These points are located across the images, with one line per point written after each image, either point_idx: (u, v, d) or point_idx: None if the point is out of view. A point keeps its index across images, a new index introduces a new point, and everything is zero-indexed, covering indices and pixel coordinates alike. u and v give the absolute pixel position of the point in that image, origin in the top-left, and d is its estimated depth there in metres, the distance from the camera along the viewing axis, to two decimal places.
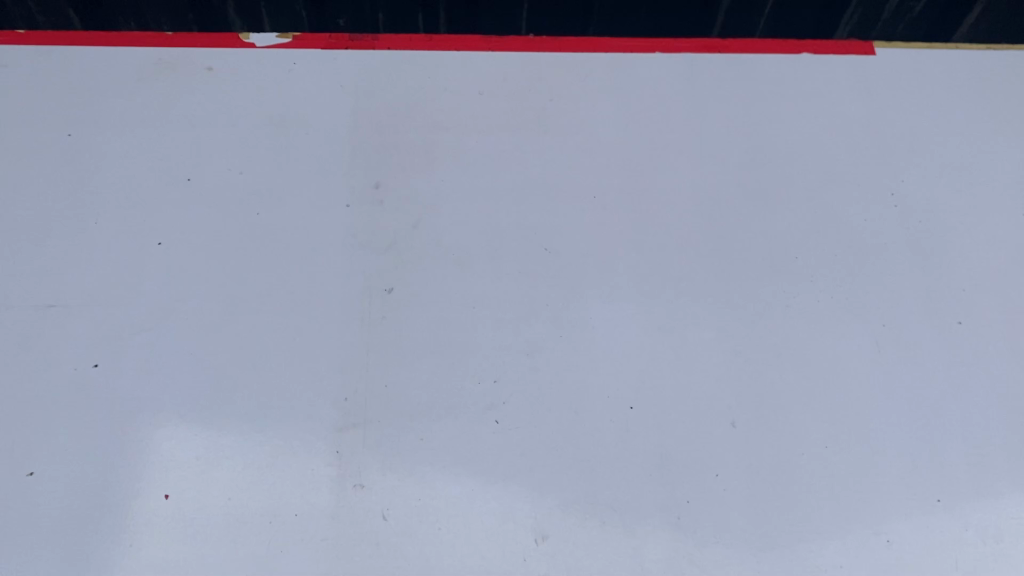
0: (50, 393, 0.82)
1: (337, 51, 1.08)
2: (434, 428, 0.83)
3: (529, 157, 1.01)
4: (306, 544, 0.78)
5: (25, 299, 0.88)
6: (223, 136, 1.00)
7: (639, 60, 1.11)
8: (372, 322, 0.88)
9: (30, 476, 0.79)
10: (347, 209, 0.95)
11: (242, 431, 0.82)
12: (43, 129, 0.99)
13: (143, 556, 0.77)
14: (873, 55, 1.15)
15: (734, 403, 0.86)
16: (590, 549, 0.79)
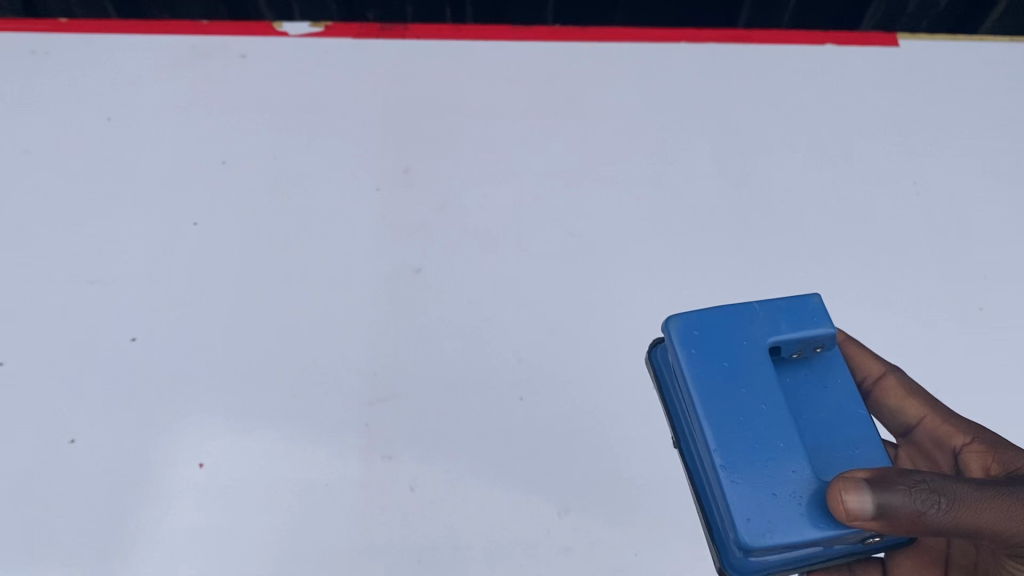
0: (90, 366, 0.85)
1: (368, 40, 1.10)
2: (461, 403, 0.85)
3: (554, 144, 1.03)
4: (335, 513, 0.80)
5: (65, 275, 0.91)
6: (256, 122, 1.02)
7: (664, 51, 1.12)
8: (402, 301, 0.91)
9: (71, 444, 0.82)
10: (377, 192, 0.98)
11: (274, 403, 0.84)
12: (83, 113, 1.02)
13: (177, 521, 0.79)
14: (897, 46, 1.16)
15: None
16: (614, 523, 0.81)
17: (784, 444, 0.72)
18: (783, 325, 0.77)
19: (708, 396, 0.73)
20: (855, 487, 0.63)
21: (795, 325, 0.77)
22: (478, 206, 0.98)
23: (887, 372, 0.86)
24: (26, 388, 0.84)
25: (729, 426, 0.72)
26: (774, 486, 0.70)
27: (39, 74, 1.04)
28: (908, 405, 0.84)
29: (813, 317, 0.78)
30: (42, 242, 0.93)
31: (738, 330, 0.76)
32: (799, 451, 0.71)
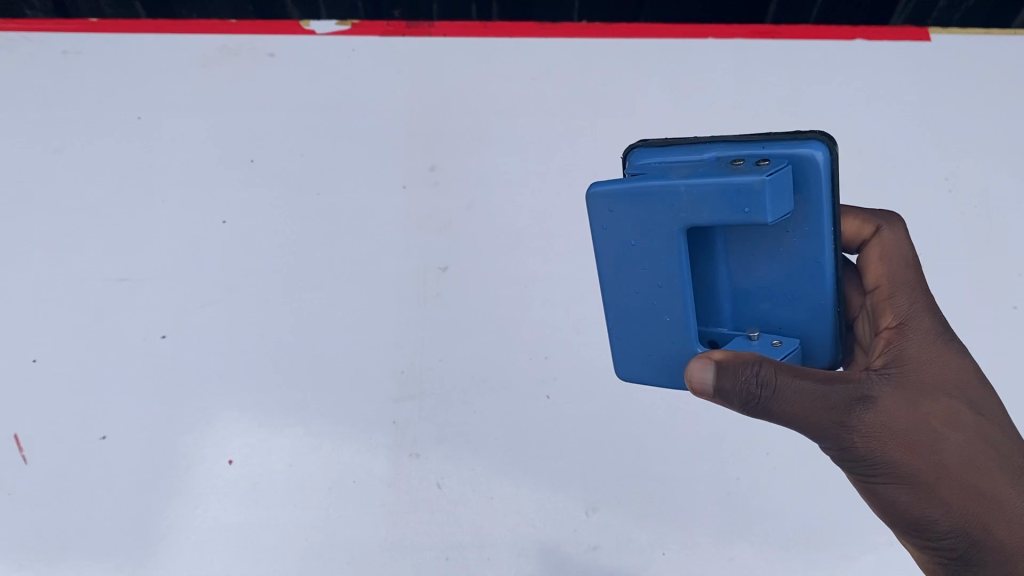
0: (120, 363, 0.86)
1: (395, 39, 1.09)
2: (486, 402, 0.85)
3: (581, 141, 1.03)
4: (364, 509, 0.80)
5: (96, 273, 0.92)
6: (284, 120, 1.03)
7: (690, 47, 1.11)
8: (429, 299, 0.91)
9: (102, 440, 0.82)
10: (404, 189, 0.98)
11: (301, 401, 0.85)
12: (113, 111, 1.03)
13: (207, 518, 0.80)
14: (929, 41, 1.14)
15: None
16: (641, 522, 0.81)
17: (668, 318, 0.72)
18: (706, 213, 0.65)
19: (608, 271, 0.72)
20: (703, 359, 0.67)
21: (720, 214, 0.65)
22: (504, 205, 0.98)
23: (879, 231, 0.81)
24: (58, 386, 0.85)
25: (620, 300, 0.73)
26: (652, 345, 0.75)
27: (68, 73, 1.05)
28: (871, 268, 0.80)
29: (742, 201, 0.63)
30: (74, 241, 0.93)
31: (652, 208, 0.67)
32: (682, 325, 0.72)
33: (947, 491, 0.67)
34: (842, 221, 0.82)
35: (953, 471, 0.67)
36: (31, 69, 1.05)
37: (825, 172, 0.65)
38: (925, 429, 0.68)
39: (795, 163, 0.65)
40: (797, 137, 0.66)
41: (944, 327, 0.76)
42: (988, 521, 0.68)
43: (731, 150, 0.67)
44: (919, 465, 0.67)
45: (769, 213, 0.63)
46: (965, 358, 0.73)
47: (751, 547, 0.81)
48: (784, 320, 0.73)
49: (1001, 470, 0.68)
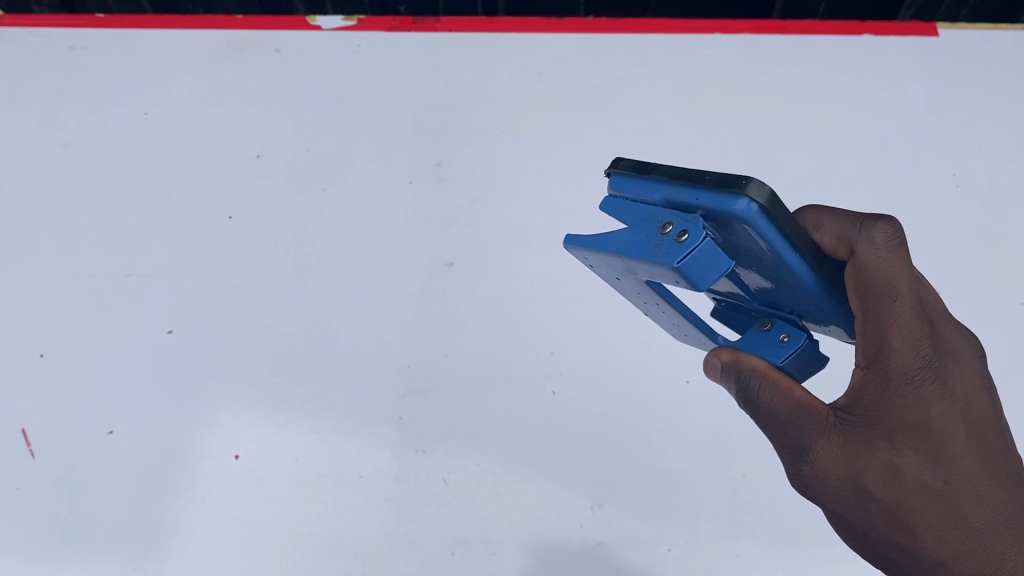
0: (127, 358, 0.86)
1: (401, 34, 1.10)
2: (492, 397, 0.85)
3: (587, 137, 1.03)
4: (369, 504, 0.80)
5: (103, 268, 0.92)
6: (290, 116, 1.03)
7: (697, 43, 1.11)
8: (435, 294, 0.91)
9: (109, 435, 0.83)
10: (409, 184, 0.98)
11: (307, 396, 0.85)
12: (120, 107, 1.03)
13: (213, 512, 0.80)
14: (937, 37, 1.14)
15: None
16: (646, 518, 0.81)
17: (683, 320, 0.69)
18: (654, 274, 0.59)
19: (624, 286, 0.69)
20: (718, 352, 0.66)
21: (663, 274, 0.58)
22: (510, 201, 0.98)
23: (852, 254, 0.61)
24: (65, 381, 0.85)
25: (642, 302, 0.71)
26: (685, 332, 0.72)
27: (75, 69, 1.05)
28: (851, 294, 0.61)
29: (672, 275, 0.57)
30: (81, 236, 0.94)
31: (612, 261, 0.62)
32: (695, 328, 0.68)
33: (894, 556, 0.60)
34: (817, 233, 0.63)
35: (895, 539, 0.59)
36: (38, 65, 1.05)
37: (761, 219, 0.55)
38: (861, 486, 0.59)
39: (727, 216, 0.55)
40: (724, 189, 0.55)
41: (942, 363, 0.59)
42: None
43: (670, 194, 0.58)
44: (862, 522, 0.60)
45: (702, 282, 0.56)
46: (952, 406, 0.59)
47: (757, 544, 0.81)
48: (799, 309, 0.65)
49: (950, 555, 0.58)
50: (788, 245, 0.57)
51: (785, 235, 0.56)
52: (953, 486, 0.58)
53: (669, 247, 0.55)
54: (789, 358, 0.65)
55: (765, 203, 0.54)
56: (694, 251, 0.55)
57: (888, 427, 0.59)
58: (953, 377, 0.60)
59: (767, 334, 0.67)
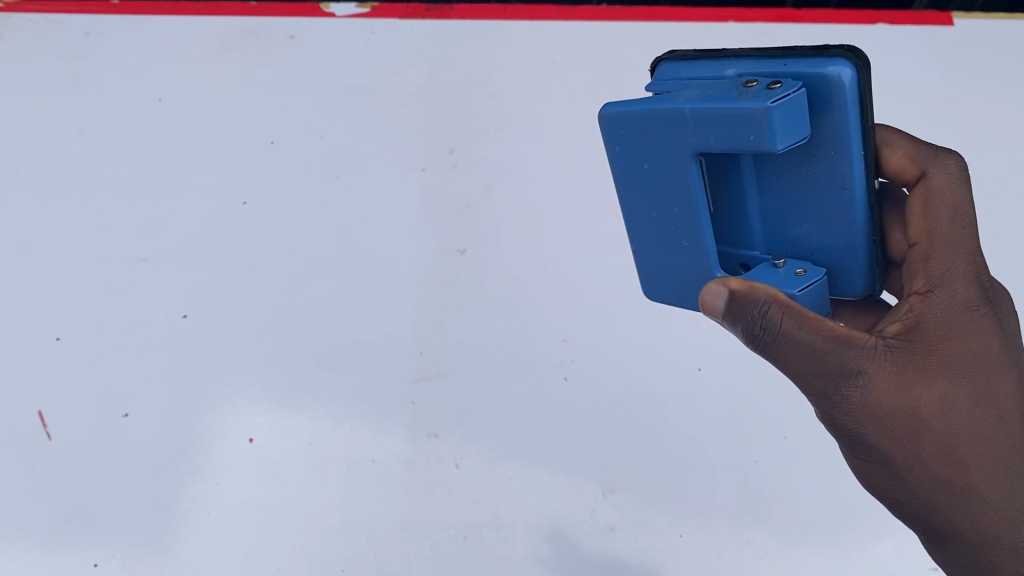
0: (142, 342, 0.87)
1: (415, 22, 1.09)
2: (505, 383, 0.86)
3: (601, 124, 1.03)
4: (383, 488, 0.81)
5: (118, 253, 0.92)
6: (303, 103, 1.03)
7: (713, 31, 1.11)
8: (447, 281, 0.91)
9: (124, 418, 0.83)
10: (423, 172, 0.98)
11: (320, 381, 0.85)
12: (136, 94, 1.03)
13: (228, 494, 0.81)
14: (951, 26, 1.13)
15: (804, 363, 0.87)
16: (658, 504, 0.81)
17: (687, 244, 0.63)
18: (714, 138, 0.55)
19: (633, 196, 0.63)
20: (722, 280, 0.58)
21: (726, 136, 0.54)
22: (523, 189, 0.98)
23: (924, 176, 0.63)
24: (81, 365, 0.86)
25: (642, 227, 0.64)
26: (676, 272, 0.65)
27: (91, 55, 1.05)
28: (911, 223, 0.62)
29: (747, 128, 0.53)
30: (97, 222, 0.94)
31: (659, 130, 0.57)
32: (704, 251, 0.62)
33: (927, 489, 0.60)
34: (885, 151, 0.64)
35: (936, 470, 0.59)
36: (52, 51, 1.05)
37: (852, 92, 0.53)
38: (913, 415, 0.58)
39: (814, 86, 0.53)
40: (820, 53, 0.53)
41: (995, 302, 0.61)
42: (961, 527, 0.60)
43: (747, 66, 0.56)
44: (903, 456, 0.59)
45: (779, 141, 0.53)
46: (1004, 343, 0.60)
47: (770, 531, 0.81)
48: (817, 246, 0.61)
49: (988, 486, 0.59)
50: (859, 135, 0.55)
51: (863, 119, 0.54)
52: (1001, 422, 0.59)
53: (760, 92, 0.52)
54: (806, 288, 0.60)
55: (861, 70, 0.53)
56: (788, 100, 0.52)
57: (948, 353, 0.58)
58: (1004, 318, 0.62)
59: (778, 271, 0.61)
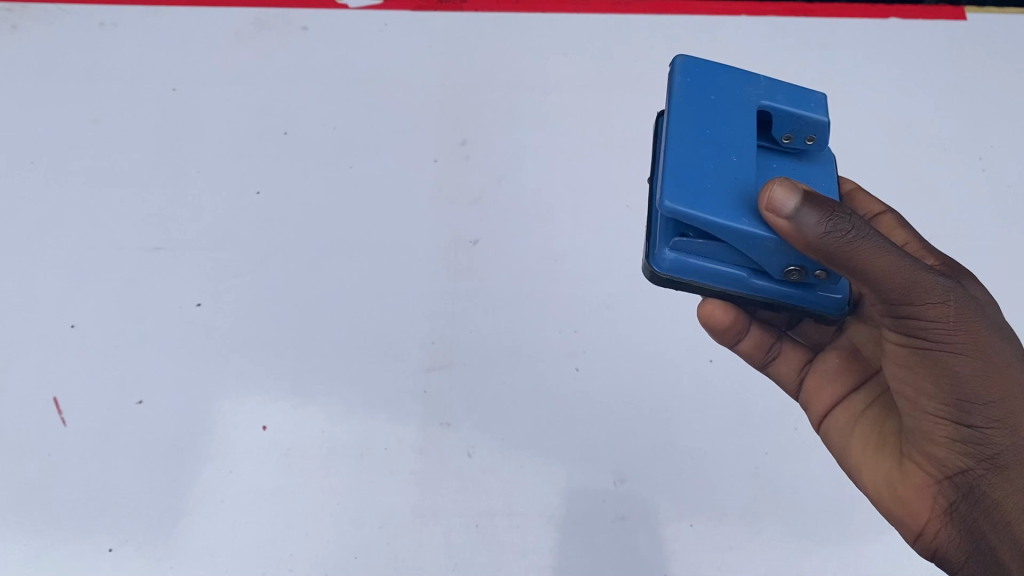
0: (157, 330, 0.88)
1: (427, 13, 1.10)
2: (516, 372, 0.86)
3: (614, 119, 1.03)
4: (395, 476, 0.81)
5: (132, 242, 0.93)
6: (314, 93, 1.03)
7: (722, 23, 1.11)
8: (459, 271, 0.91)
9: (139, 405, 0.84)
10: (435, 163, 0.98)
11: (333, 369, 0.86)
12: (152, 81, 1.04)
13: (241, 480, 0.81)
14: (966, 20, 1.13)
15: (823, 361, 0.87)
16: (669, 493, 0.82)
17: (734, 160, 0.64)
18: (780, 96, 0.68)
19: (687, 117, 0.66)
20: (790, 184, 0.60)
21: (792, 99, 0.68)
22: (535, 182, 0.98)
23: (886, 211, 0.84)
24: (95, 349, 0.86)
25: (690, 141, 0.64)
26: (714, 178, 0.63)
27: (106, 44, 1.06)
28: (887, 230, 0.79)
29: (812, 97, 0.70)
30: (112, 211, 0.95)
31: (734, 80, 0.69)
32: (750, 166, 0.64)
33: (1011, 376, 0.63)
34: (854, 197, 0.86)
35: (1012, 359, 0.63)
36: (69, 40, 1.06)
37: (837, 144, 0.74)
38: (982, 310, 0.63)
39: None
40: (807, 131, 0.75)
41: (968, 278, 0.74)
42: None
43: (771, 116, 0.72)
44: (986, 364, 0.62)
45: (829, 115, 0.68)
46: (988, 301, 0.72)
47: (779, 522, 0.81)
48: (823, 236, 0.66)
49: None
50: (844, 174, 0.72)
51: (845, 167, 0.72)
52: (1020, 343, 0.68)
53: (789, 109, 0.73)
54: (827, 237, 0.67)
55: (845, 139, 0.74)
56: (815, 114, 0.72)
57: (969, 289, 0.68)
58: None
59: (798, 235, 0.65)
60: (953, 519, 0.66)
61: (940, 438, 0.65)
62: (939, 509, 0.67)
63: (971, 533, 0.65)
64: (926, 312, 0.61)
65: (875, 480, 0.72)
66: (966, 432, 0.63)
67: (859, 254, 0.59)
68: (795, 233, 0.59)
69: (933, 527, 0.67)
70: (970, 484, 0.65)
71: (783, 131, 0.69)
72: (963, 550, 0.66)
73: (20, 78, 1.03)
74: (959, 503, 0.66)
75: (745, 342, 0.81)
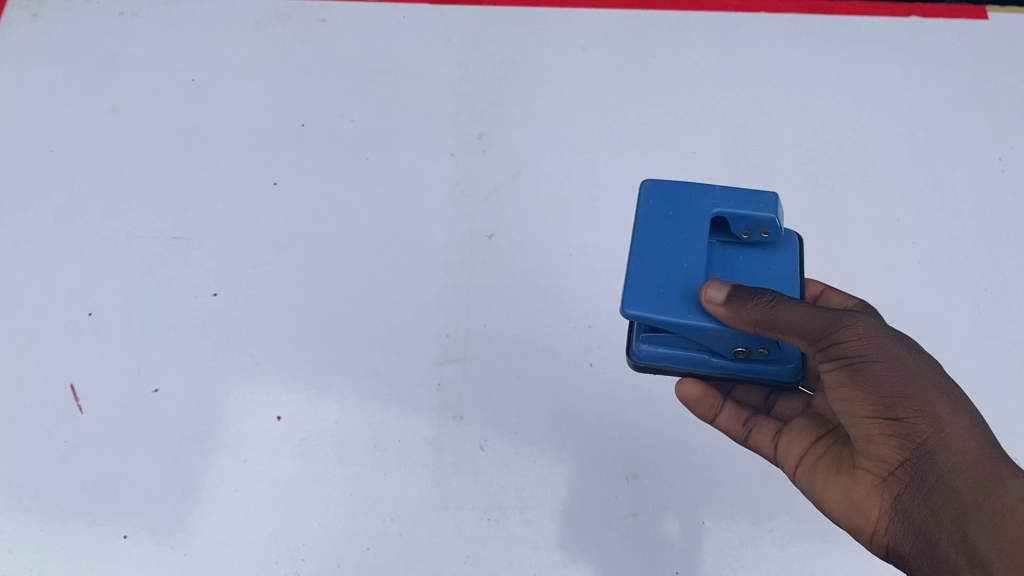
0: (174, 319, 0.88)
1: (446, 5, 1.09)
2: (530, 367, 0.86)
3: (630, 114, 1.03)
4: (408, 468, 0.81)
5: (150, 231, 0.93)
6: (332, 85, 1.04)
7: (740, 19, 1.11)
8: (474, 265, 0.92)
9: (155, 393, 0.84)
10: (452, 157, 0.99)
11: (348, 361, 0.86)
12: (171, 71, 1.04)
13: (255, 469, 0.81)
14: (986, 19, 1.12)
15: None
16: (680, 489, 0.82)
17: (685, 266, 0.64)
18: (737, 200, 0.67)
19: (639, 236, 0.66)
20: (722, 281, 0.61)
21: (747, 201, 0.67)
22: (550, 176, 0.98)
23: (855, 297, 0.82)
24: (111, 338, 0.87)
25: (640, 257, 0.65)
26: (665, 286, 0.63)
27: (125, 34, 1.07)
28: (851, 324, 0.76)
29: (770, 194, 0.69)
30: (130, 200, 0.95)
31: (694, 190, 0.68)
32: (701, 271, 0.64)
33: (928, 370, 0.61)
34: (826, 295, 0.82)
35: (926, 359, 0.62)
36: (90, 30, 1.07)
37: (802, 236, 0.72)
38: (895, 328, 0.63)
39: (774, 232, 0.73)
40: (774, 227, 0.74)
41: None
42: (970, 444, 0.59)
43: None
44: (903, 365, 0.60)
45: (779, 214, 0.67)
46: None
47: (791, 521, 0.81)
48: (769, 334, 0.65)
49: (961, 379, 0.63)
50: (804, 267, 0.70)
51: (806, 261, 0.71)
52: None
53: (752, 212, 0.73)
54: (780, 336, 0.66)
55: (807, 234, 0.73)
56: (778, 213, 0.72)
57: None
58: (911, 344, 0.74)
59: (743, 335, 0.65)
60: (899, 520, 0.61)
61: (875, 436, 0.61)
62: (886, 504, 0.62)
63: (915, 524, 0.60)
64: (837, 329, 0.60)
65: (835, 505, 0.67)
66: (894, 426, 0.60)
67: (777, 312, 0.59)
68: (734, 318, 0.59)
69: (884, 523, 0.63)
70: (916, 480, 0.60)
71: (742, 228, 0.69)
72: (908, 542, 0.61)
73: (40, 67, 1.04)
74: (903, 495, 0.61)
75: (720, 417, 0.75)
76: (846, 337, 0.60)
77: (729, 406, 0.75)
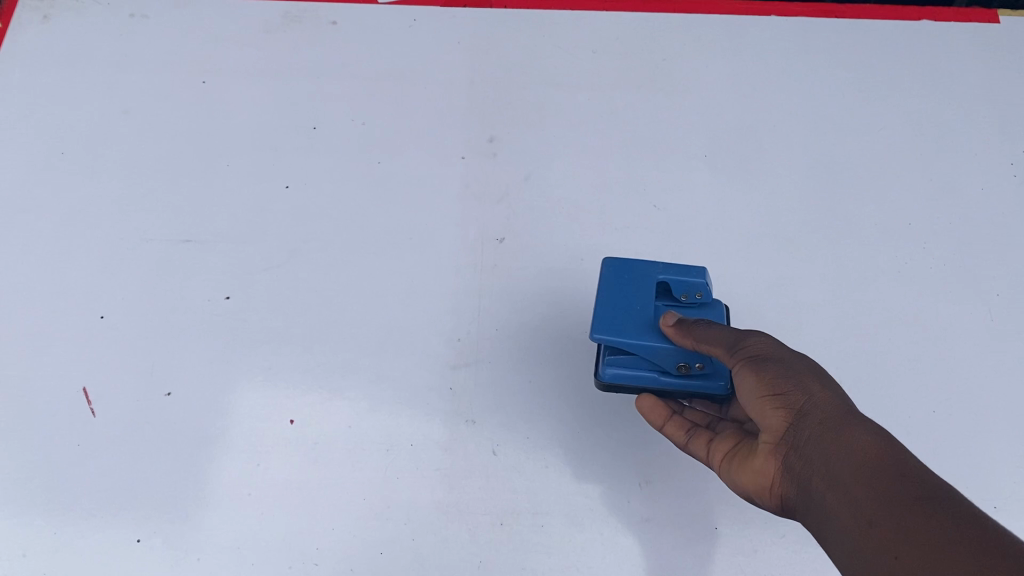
0: (186, 321, 0.88)
1: (456, 8, 1.09)
2: (542, 371, 0.86)
3: (641, 118, 1.03)
4: (421, 473, 0.81)
5: (162, 234, 0.93)
6: (343, 88, 1.03)
7: (751, 24, 1.11)
8: (485, 269, 0.91)
9: (167, 397, 0.84)
10: (463, 160, 0.99)
11: (360, 365, 0.86)
12: (181, 73, 1.04)
13: (268, 474, 0.81)
14: (998, 24, 1.12)
15: (848, 371, 0.87)
16: (693, 495, 0.81)
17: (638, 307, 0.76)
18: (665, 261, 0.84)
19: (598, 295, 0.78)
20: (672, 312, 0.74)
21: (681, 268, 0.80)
22: (561, 180, 0.98)
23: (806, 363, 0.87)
24: (123, 341, 0.87)
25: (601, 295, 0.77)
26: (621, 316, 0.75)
27: (137, 37, 1.07)
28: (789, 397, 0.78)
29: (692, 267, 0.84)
30: (142, 203, 0.95)
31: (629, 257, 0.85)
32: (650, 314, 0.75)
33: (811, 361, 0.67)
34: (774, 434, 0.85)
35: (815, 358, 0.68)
36: (101, 33, 1.07)
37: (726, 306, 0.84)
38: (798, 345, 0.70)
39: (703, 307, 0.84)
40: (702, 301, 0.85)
41: None
42: (840, 407, 0.63)
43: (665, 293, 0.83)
44: (790, 357, 0.66)
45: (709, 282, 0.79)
46: None
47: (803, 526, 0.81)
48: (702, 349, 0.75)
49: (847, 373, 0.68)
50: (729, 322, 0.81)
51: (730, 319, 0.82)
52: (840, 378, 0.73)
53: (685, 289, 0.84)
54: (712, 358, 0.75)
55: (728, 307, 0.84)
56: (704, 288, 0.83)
57: None
58: None
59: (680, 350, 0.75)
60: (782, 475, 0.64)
61: (765, 409, 0.65)
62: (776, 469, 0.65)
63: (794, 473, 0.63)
64: (741, 338, 0.68)
65: (742, 486, 0.70)
66: (780, 396, 0.64)
67: (701, 327, 0.71)
68: (681, 331, 0.71)
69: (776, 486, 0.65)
70: (794, 436, 0.64)
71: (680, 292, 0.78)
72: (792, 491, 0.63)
73: (51, 69, 1.04)
74: (785, 452, 0.64)
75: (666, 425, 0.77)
76: (749, 347, 0.67)
77: (676, 416, 0.77)
